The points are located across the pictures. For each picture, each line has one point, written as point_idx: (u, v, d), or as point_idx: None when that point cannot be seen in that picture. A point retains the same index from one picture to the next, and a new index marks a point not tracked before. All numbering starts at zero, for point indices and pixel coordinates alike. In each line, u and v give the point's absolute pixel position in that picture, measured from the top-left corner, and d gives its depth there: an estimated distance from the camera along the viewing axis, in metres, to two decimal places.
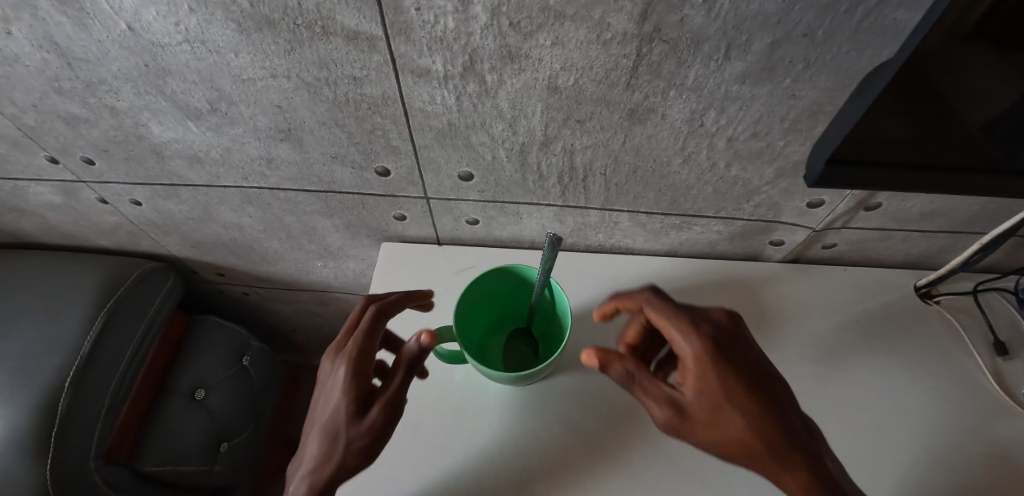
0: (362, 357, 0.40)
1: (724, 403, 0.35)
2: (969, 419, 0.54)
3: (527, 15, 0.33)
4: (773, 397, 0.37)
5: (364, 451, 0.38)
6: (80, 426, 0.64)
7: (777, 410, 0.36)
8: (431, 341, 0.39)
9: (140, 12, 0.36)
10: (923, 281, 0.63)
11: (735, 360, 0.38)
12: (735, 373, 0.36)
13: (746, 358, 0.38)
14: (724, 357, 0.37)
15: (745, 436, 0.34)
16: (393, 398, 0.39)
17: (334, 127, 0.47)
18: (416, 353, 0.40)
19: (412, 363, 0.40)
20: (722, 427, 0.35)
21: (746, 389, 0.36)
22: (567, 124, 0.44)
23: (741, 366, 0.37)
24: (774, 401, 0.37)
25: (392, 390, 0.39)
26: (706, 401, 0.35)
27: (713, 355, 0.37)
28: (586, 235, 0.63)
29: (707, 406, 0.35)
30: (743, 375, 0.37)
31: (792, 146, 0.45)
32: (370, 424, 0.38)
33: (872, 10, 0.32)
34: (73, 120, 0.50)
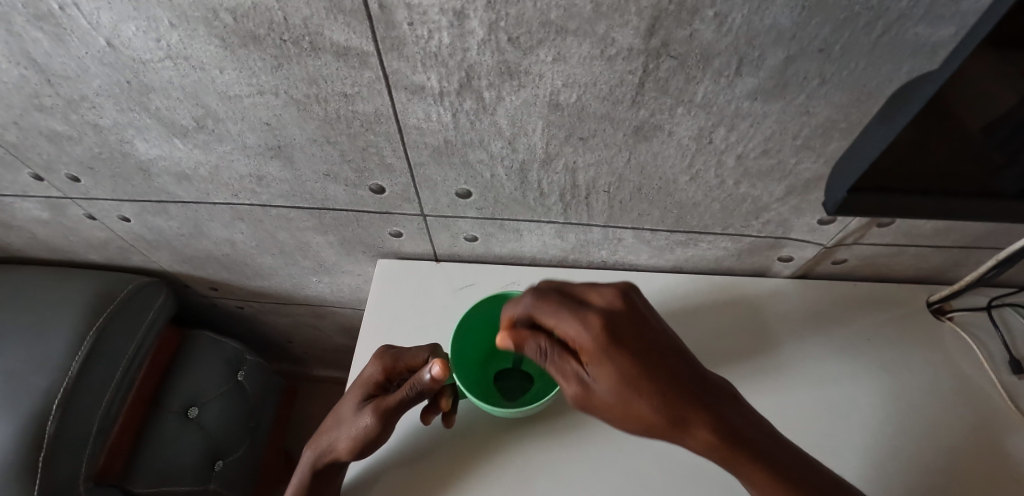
0: (385, 367, 0.48)
1: (626, 385, 0.34)
2: (989, 440, 0.51)
3: (527, 29, 0.31)
4: (671, 361, 0.36)
5: (354, 442, 0.45)
6: (69, 450, 0.63)
7: (676, 374, 0.36)
8: (441, 374, 0.41)
9: (118, 28, 0.34)
10: (935, 296, 0.60)
11: (631, 335, 0.36)
12: (632, 350, 0.35)
13: (642, 327, 0.37)
14: (618, 336, 0.35)
15: (643, 410, 0.34)
16: (383, 411, 0.44)
17: (325, 144, 0.45)
18: (421, 383, 0.43)
19: (413, 389, 0.43)
20: (626, 407, 0.34)
21: (642, 357, 0.35)
22: (568, 141, 0.42)
23: (638, 341, 0.36)
24: (673, 364, 0.36)
25: (387, 402, 0.44)
26: (609, 384, 0.34)
27: (607, 337, 0.35)
28: (588, 251, 0.61)
29: (612, 388, 0.34)
30: (639, 348, 0.36)
31: (804, 163, 0.43)
32: (362, 423, 0.45)
33: (894, 24, 0.29)
34: (56, 137, 0.48)
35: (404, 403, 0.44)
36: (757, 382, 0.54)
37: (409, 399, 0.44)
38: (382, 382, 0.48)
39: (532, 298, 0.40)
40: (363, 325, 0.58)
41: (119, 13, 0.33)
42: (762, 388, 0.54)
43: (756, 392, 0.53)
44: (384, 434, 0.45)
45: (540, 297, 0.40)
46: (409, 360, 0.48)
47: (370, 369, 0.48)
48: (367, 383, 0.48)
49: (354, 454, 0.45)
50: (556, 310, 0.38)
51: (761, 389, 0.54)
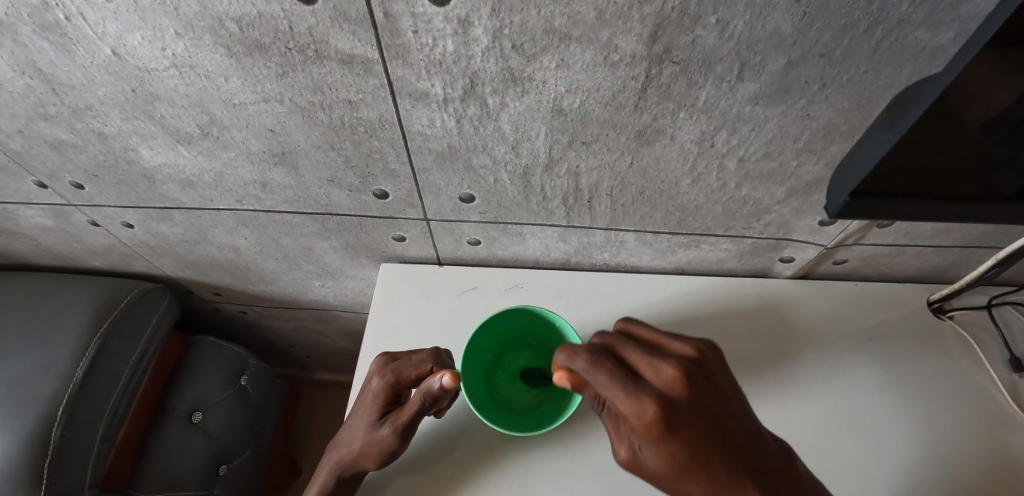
0: (392, 379, 0.47)
1: (674, 468, 0.33)
2: (988, 432, 0.52)
3: (530, 37, 0.32)
4: (730, 449, 0.34)
5: (377, 455, 0.46)
6: (73, 457, 0.63)
7: (727, 458, 0.34)
8: (452, 383, 0.42)
9: (124, 37, 0.35)
10: (935, 295, 0.61)
11: (689, 424, 0.33)
12: (686, 440, 0.33)
13: (704, 411, 0.34)
14: (674, 427, 0.33)
15: (684, 488, 0.34)
16: (402, 424, 0.45)
17: (330, 151, 0.45)
18: (430, 392, 0.43)
19: (426, 400, 0.44)
20: (669, 482, 0.35)
21: (701, 445, 0.33)
22: (572, 146, 0.43)
23: (695, 429, 0.33)
24: (728, 451, 0.34)
25: (403, 415, 0.45)
26: (655, 460, 0.34)
27: (662, 428, 0.32)
28: (591, 254, 0.61)
29: (658, 464, 0.34)
30: (695, 439, 0.33)
31: (805, 166, 0.44)
32: (383, 437, 0.46)
33: (893, 29, 0.30)
34: (60, 145, 0.48)
35: (420, 413, 0.45)
36: (761, 386, 0.55)
37: (425, 409, 0.45)
38: (392, 394, 0.48)
39: (589, 357, 0.36)
40: (368, 329, 0.58)
41: (125, 23, 0.33)
42: (767, 388, 0.54)
43: (760, 395, 0.54)
44: (406, 442, 0.47)
45: (598, 359, 0.36)
46: (415, 371, 0.47)
47: (378, 382, 0.48)
48: (376, 397, 0.48)
49: (380, 465, 0.47)
50: (611, 382, 0.35)
51: (765, 388, 0.54)
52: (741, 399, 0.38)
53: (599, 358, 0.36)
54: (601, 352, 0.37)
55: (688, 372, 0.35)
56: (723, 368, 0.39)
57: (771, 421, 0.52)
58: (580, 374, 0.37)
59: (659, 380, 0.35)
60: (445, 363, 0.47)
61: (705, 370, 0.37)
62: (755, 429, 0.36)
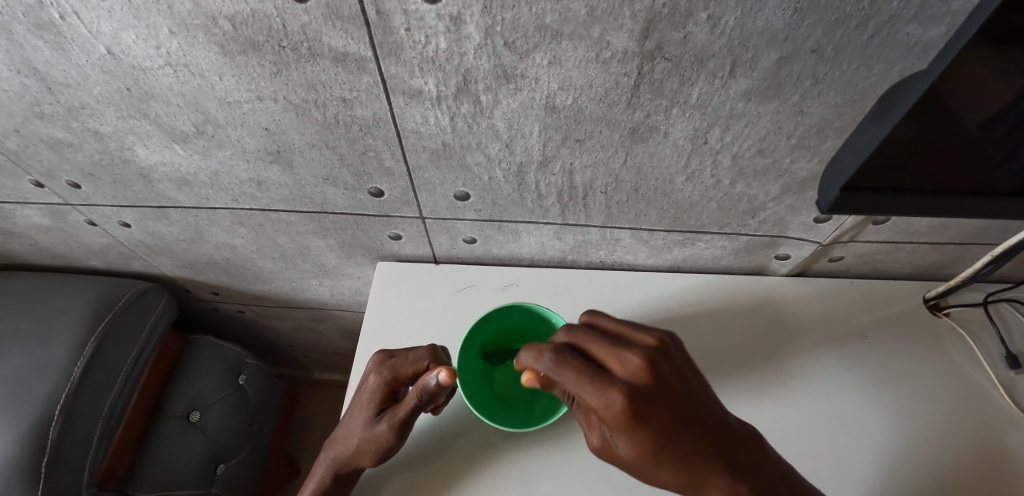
0: (388, 377, 0.47)
1: (644, 452, 0.34)
2: (983, 428, 0.52)
3: (522, 34, 0.32)
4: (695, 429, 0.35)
5: (374, 451, 0.46)
6: (71, 456, 0.63)
7: (693, 437, 0.35)
8: (448, 380, 0.41)
9: (119, 36, 0.35)
10: (931, 292, 0.61)
11: (655, 409, 0.34)
12: (653, 424, 0.34)
13: (668, 395, 0.35)
14: (642, 414, 0.33)
15: (654, 469, 0.35)
16: (399, 421, 0.45)
17: (324, 149, 0.46)
18: (426, 389, 0.43)
19: (422, 397, 0.44)
20: (641, 465, 0.35)
21: (666, 428, 0.34)
22: (566, 143, 0.43)
23: (661, 414, 0.34)
24: (693, 431, 0.35)
25: (400, 412, 0.45)
26: (626, 446, 0.35)
27: (630, 417, 0.33)
28: (587, 252, 0.61)
29: (629, 449, 0.35)
30: (662, 422, 0.34)
31: (799, 162, 0.44)
32: (380, 433, 0.46)
33: (884, 25, 0.30)
34: (56, 144, 0.48)
35: (417, 410, 0.45)
36: (756, 382, 0.55)
37: (421, 406, 0.45)
38: (389, 391, 0.48)
39: (555, 356, 0.35)
40: (364, 327, 0.58)
41: (119, 21, 0.33)
42: (763, 387, 0.54)
43: (754, 392, 0.54)
44: (403, 438, 0.47)
45: (564, 357, 0.35)
46: (412, 368, 0.47)
47: (375, 379, 0.48)
48: (374, 393, 0.48)
49: (377, 461, 0.47)
50: (579, 379, 0.34)
51: (762, 387, 0.54)
52: (701, 382, 0.39)
53: (566, 354, 0.35)
54: (565, 348, 0.36)
55: (652, 359, 0.36)
56: (682, 352, 0.40)
57: (767, 420, 0.52)
58: (547, 374, 0.36)
59: (626, 371, 0.35)
60: (442, 360, 0.47)
61: (666, 357, 0.37)
62: (717, 408, 0.38)
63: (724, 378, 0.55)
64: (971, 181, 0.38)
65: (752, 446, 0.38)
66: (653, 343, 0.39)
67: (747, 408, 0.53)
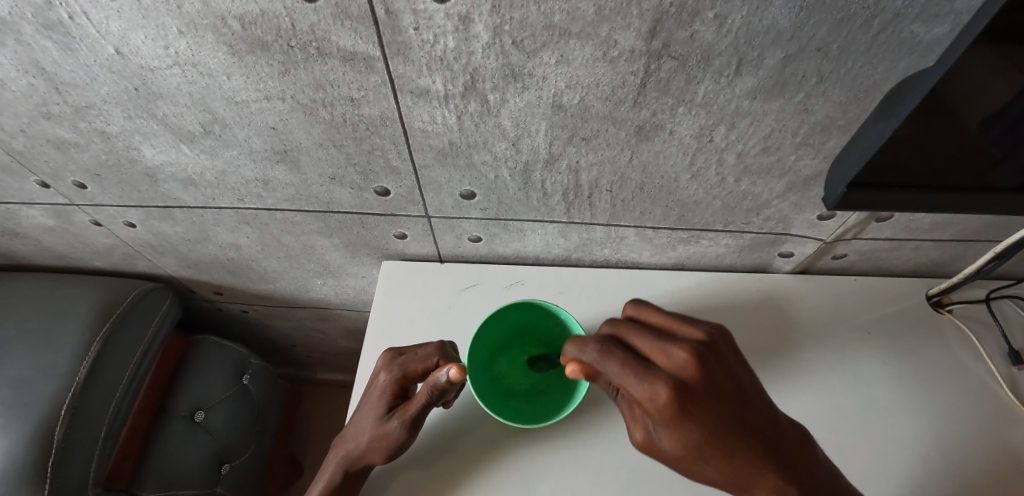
0: (398, 374, 0.48)
1: (688, 447, 0.34)
2: (986, 424, 0.53)
3: (530, 33, 0.32)
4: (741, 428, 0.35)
5: (385, 448, 0.46)
6: (76, 457, 0.63)
7: (739, 435, 0.35)
8: (459, 376, 0.42)
9: (128, 36, 0.35)
10: (933, 289, 0.61)
11: (700, 404, 0.34)
12: (700, 420, 0.34)
13: (714, 391, 0.35)
14: (687, 409, 0.34)
15: (698, 466, 0.35)
16: (410, 418, 0.45)
17: (331, 148, 0.46)
18: (437, 385, 0.43)
19: (432, 394, 0.44)
20: (685, 461, 0.36)
21: (712, 425, 0.34)
22: (572, 142, 0.43)
23: (706, 409, 0.34)
24: (739, 428, 0.35)
25: (411, 408, 0.45)
26: (670, 441, 0.35)
27: (675, 410, 0.33)
28: (591, 250, 0.61)
29: (673, 444, 0.35)
30: (707, 418, 0.34)
31: (804, 160, 0.44)
32: (390, 430, 0.46)
33: (890, 23, 0.30)
34: (62, 145, 0.49)
35: (427, 406, 0.45)
36: (761, 379, 0.55)
37: (432, 403, 0.45)
38: (399, 388, 0.48)
39: (599, 347, 0.37)
40: (370, 325, 0.59)
41: (129, 21, 0.34)
42: (768, 385, 0.54)
43: None
44: (414, 436, 0.47)
45: (608, 348, 0.37)
46: (422, 365, 0.48)
47: (385, 377, 0.48)
48: (384, 391, 0.48)
49: (388, 459, 0.47)
50: (623, 371, 0.35)
51: (767, 386, 0.54)
52: (750, 379, 0.39)
53: (609, 347, 0.37)
54: (610, 341, 0.38)
55: (699, 354, 0.36)
56: (733, 350, 0.40)
57: None
58: (592, 365, 0.37)
59: (671, 364, 0.36)
60: (450, 357, 0.48)
61: (714, 352, 0.38)
62: (763, 405, 0.38)
63: None
64: (975, 179, 0.38)
65: (798, 448, 0.38)
66: (702, 336, 0.39)
67: None
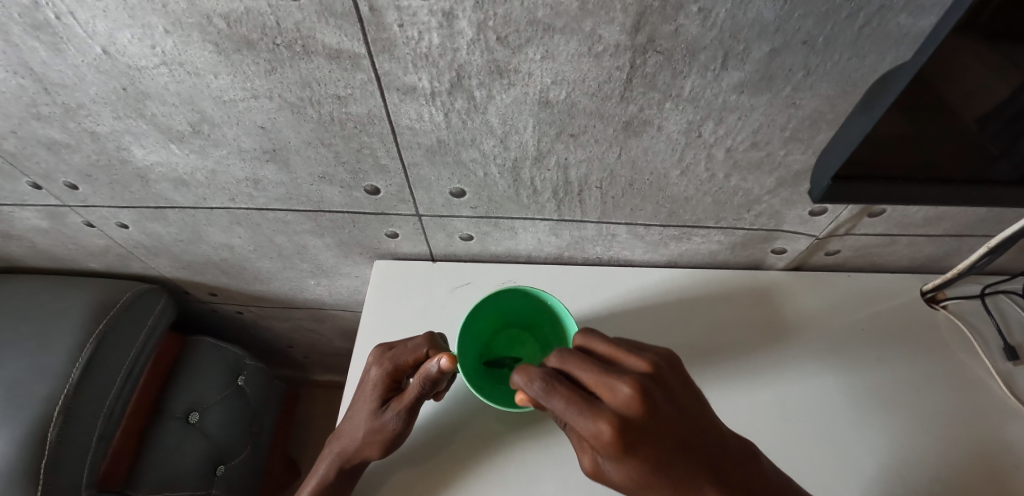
0: (389, 368, 0.47)
1: (636, 481, 0.34)
2: (981, 421, 0.52)
3: (514, 28, 0.32)
4: (690, 457, 0.34)
5: (381, 441, 0.46)
6: (70, 457, 0.63)
7: (688, 465, 0.34)
8: (449, 365, 0.41)
9: (114, 35, 0.35)
10: (928, 285, 0.60)
11: (646, 442, 0.33)
12: (645, 453, 0.33)
13: (662, 427, 0.33)
14: (631, 446, 0.32)
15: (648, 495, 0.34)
16: (405, 409, 0.45)
17: (320, 147, 0.46)
18: (428, 375, 0.43)
19: (425, 385, 0.44)
20: (635, 491, 0.35)
21: (659, 457, 0.33)
22: (560, 138, 0.43)
23: (651, 446, 0.33)
24: (689, 463, 0.34)
25: (405, 400, 0.45)
26: (617, 473, 0.34)
27: (619, 446, 0.32)
28: (583, 248, 0.61)
29: (621, 476, 0.34)
30: (653, 456, 0.33)
31: (793, 155, 0.44)
32: (386, 423, 0.46)
33: (875, 15, 0.30)
34: (53, 146, 0.49)
35: (420, 397, 0.45)
36: (754, 375, 0.55)
37: (425, 393, 0.45)
38: (391, 381, 0.48)
39: (543, 384, 0.35)
40: (362, 324, 0.59)
41: (114, 21, 0.34)
42: (759, 382, 0.54)
43: (753, 383, 0.54)
44: (411, 426, 0.47)
45: (552, 384, 0.35)
46: (412, 357, 0.47)
47: (376, 371, 0.48)
48: (376, 385, 0.48)
49: (385, 451, 0.47)
50: (567, 408, 0.34)
51: (759, 386, 0.54)
52: (701, 404, 0.37)
53: (553, 382, 0.35)
54: (555, 375, 0.36)
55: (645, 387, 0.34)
56: (683, 377, 0.38)
57: (764, 417, 0.51)
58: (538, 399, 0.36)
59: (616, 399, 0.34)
60: (440, 347, 0.47)
61: (662, 387, 0.35)
62: (715, 430, 0.36)
63: (720, 369, 0.55)
64: (962, 170, 0.38)
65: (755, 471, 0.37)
66: (649, 370, 0.36)
67: (743, 405, 0.52)
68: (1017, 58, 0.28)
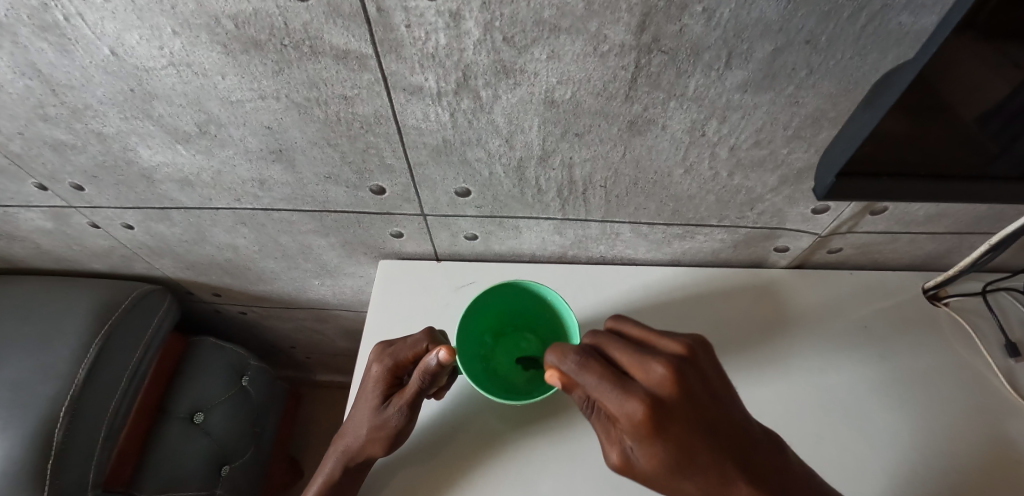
0: (390, 364, 0.48)
1: (663, 467, 0.34)
2: (983, 417, 0.52)
3: (520, 29, 0.32)
4: (719, 445, 0.34)
5: (385, 438, 0.47)
6: (76, 458, 0.64)
7: (717, 451, 0.34)
8: (448, 357, 0.41)
9: (122, 37, 0.35)
10: (930, 283, 0.61)
11: (677, 424, 0.33)
12: (675, 437, 0.33)
13: (692, 411, 0.34)
14: (662, 428, 0.33)
15: (675, 482, 0.35)
16: (406, 404, 0.46)
17: (326, 147, 0.46)
18: (427, 369, 0.43)
19: (425, 379, 0.44)
20: (663, 478, 0.35)
21: (690, 442, 0.33)
22: (565, 137, 0.43)
23: (683, 429, 0.33)
24: (718, 449, 0.34)
25: (406, 395, 0.46)
26: (646, 458, 0.34)
27: (651, 427, 0.32)
28: (587, 247, 0.62)
29: (649, 461, 0.34)
30: (682, 439, 0.33)
31: (796, 153, 0.44)
32: (388, 418, 0.46)
33: (877, 14, 0.30)
34: (59, 147, 0.49)
35: (421, 391, 0.46)
36: (757, 372, 0.55)
37: (425, 388, 0.45)
38: (392, 377, 0.48)
39: (578, 358, 0.36)
40: (366, 323, 0.59)
41: (123, 23, 0.34)
42: (761, 379, 0.54)
43: (756, 380, 0.54)
44: (413, 421, 0.47)
45: (586, 360, 0.36)
46: (412, 352, 0.47)
47: (377, 368, 0.48)
48: (377, 382, 0.48)
49: (389, 448, 0.47)
50: (600, 385, 0.34)
51: (762, 384, 0.54)
52: (731, 392, 0.38)
53: (588, 359, 0.36)
54: (589, 352, 0.37)
55: (677, 370, 0.34)
56: (714, 363, 0.38)
57: (768, 415, 0.52)
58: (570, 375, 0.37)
59: (649, 380, 0.35)
60: (440, 341, 0.48)
61: (694, 370, 0.36)
62: (743, 419, 0.37)
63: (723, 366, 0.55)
64: (964, 168, 0.38)
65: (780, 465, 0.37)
66: (681, 353, 0.37)
67: (747, 402, 0.52)
68: (1018, 57, 0.29)
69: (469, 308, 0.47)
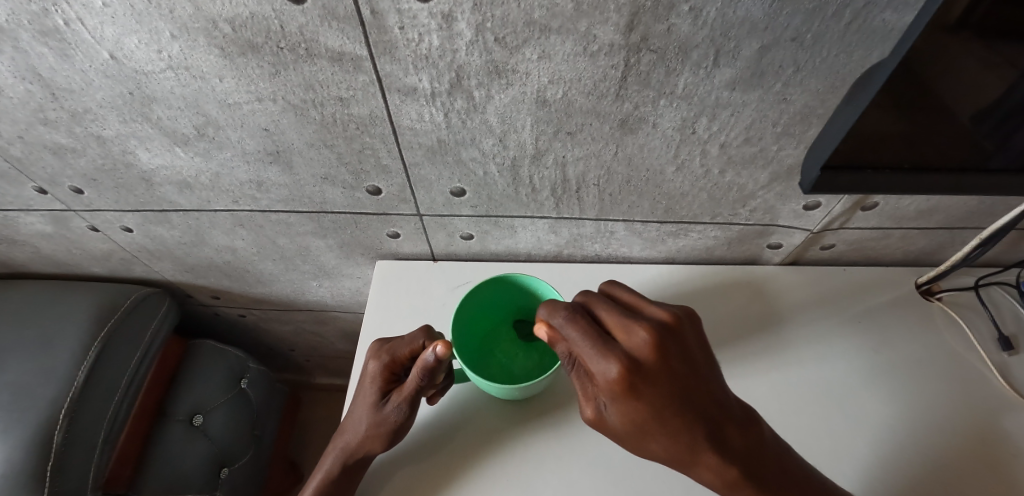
0: (387, 361, 0.48)
1: (634, 427, 0.36)
2: (979, 411, 0.53)
3: (512, 29, 0.33)
4: (692, 412, 0.35)
5: (384, 435, 0.47)
6: (75, 461, 0.64)
7: (688, 418, 0.35)
8: (445, 353, 0.42)
9: (122, 40, 0.36)
10: (923, 277, 0.62)
11: (652, 386, 0.34)
12: (648, 400, 0.34)
13: (667, 376, 0.35)
14: (635, 389, 0.34)
15: (645, 441, 0.36)
16: (404, 400, 0.46)
17: (323, 148, 0.47)
18: (425, 365, 0.43)
19: (423, 375, 0.44)
20: (631, 437, 0.37)
21: (663, 405, 0.34)
22: (558, 136, 0.44)
23: (656, 393, 0.34)
24: (689, 415, 0.35)
25: (404, 392, 0.46)
26: (618, 418, 0.36)
27: (625, 387, 0.34)
28: (582, 245, 0.62)
29: (621, 421, 0.36)
30: (656, 401, 0.34)
31: (786, 150, 0.45)
32: (387, 415, 0.47)
33: (861, 11, 0.31)
34: (60, 150, 0.49)
35: (420, 389, 0.46)
36: (752, 367, 0.55)
37: (423, 385, 0.46)
38: (390, 374, 0.48)
39: (567, 314, 0.37)
40: (364, 323, 0.59)
41: (122, 27, 0.35)
42: (758, 375, 0.55)
43: (751, 375, 0.55)
44: (412, 418, 0.48)
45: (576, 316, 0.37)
46: (409, 348, 0.47)
47: (374, 365, 0.49)
48: (375, 379, 0.48)
49: (389, 445, 0.48)
50: (584, 341, 0.36)
51: (759, 379, 0.54)
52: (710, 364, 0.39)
53: (577, 315, 0.37)
54: (579, 310, 0.38)
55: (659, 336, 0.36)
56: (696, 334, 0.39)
57: (764, 408, 0.52)
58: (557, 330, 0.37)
59: (630, 343, 0.36)
60: (437, 338, 0.48)
61: (675, 338, 0.37)
62: (721, 390, 0.38)
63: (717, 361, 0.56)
64: (952, 161, 0.39)
65: (755, 437, 0.38)
66: (666, 319, 0.38)
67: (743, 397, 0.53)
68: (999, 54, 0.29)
69: (462, 302, 0.48)
